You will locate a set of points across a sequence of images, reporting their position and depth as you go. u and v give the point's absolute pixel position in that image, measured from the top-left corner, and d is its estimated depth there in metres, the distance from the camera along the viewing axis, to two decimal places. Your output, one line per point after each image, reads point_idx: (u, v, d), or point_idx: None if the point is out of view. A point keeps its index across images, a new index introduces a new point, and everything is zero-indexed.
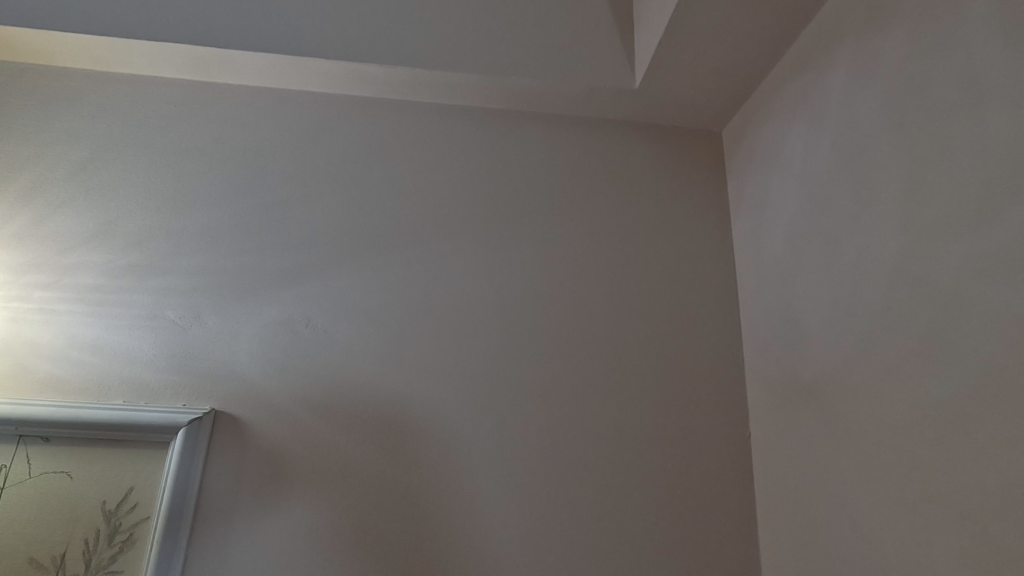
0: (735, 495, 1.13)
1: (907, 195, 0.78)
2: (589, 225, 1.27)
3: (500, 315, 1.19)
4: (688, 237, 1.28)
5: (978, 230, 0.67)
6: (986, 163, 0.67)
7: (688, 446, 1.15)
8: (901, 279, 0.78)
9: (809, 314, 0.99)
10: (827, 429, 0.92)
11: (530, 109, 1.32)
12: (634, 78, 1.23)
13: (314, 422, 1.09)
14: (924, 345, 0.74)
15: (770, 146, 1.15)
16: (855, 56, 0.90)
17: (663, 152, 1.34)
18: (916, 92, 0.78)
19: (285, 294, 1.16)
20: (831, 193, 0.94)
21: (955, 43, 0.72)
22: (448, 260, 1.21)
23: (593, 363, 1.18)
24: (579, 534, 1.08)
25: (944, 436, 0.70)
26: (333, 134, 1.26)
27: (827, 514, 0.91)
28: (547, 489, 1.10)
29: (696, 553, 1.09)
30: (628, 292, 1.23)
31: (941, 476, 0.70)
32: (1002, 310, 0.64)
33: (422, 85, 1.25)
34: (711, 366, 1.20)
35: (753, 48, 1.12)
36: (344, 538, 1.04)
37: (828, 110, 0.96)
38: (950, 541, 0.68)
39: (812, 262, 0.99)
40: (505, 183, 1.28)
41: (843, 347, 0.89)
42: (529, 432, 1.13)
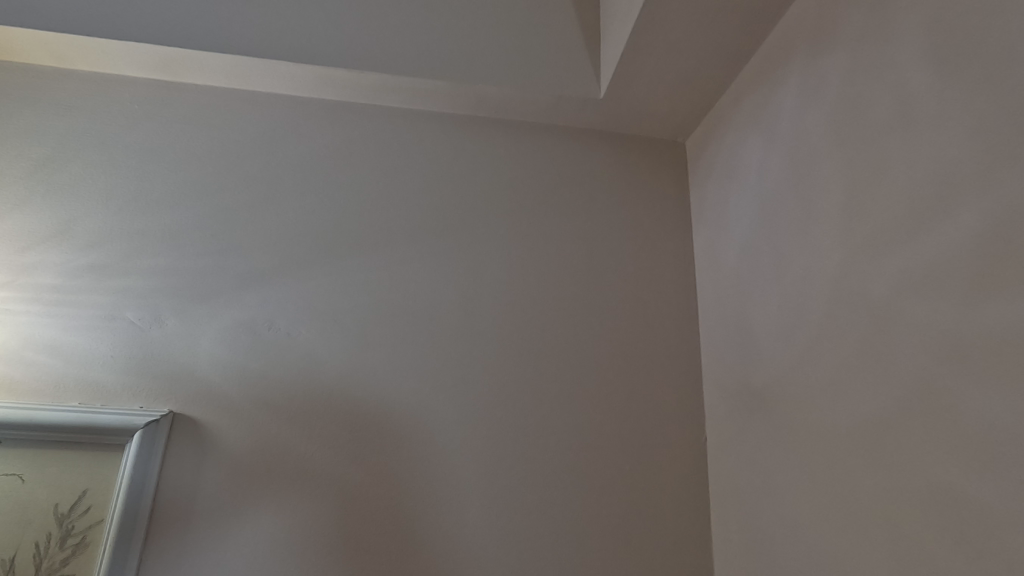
0: (689, 499, 1.16)
1: (847, 211, 0.81)
2: (554, 232, 1.29)
3: (463, 320, 1.21)
4: (651, 245, 1.31)
5: (908, 246, 0.71)
6: (914, 182, 0.71)
7: (646, 450, 1.18)
8: (841, 292, 0.82)
9: (761, 322, 1.02)
10: (774, 436, 0.95)
11: (499, 116, 1.34)
12: (598, 89, 1.26)
13: (273, 425, 1.09)
14: (860, 355, 0.77)
15: (728, 158, 1.18)
16: (805, 76, 0.94)
17: (628, 163, 1.37)
18: (856, 112, 0.81)
19: (247, 296, 1.16)
20: (781, 207, 0.98)
21: (890, 70, 0.76)
22: (411, 266, 1.22)
23: (553, 369, 1.20)
24: (538, 535, 1.10)
25: (876, 443, 0.73)
26: (302, 136, 1.26)
27: (774, 518, 0.94)
28: (506, 492, 1.12)
29: (652, 553, 1.12)
30: (591, 298, 1.26)
31: (872, 481, 0.73)
32: (925, 324, 0.68)
33: (391, 91, 1.26)
34: (670, 371, 1.23)
35: (711, 62, 1.15)
36: (305, 539, 1.04)
37: (780, 125, 1.00)
38: (881, 544, 0.71)
39: (763, 273, 1.02)
40: (472, 189, 1.29)
41: (789, 356, 0.92)
42: (491, 435, 1.14)
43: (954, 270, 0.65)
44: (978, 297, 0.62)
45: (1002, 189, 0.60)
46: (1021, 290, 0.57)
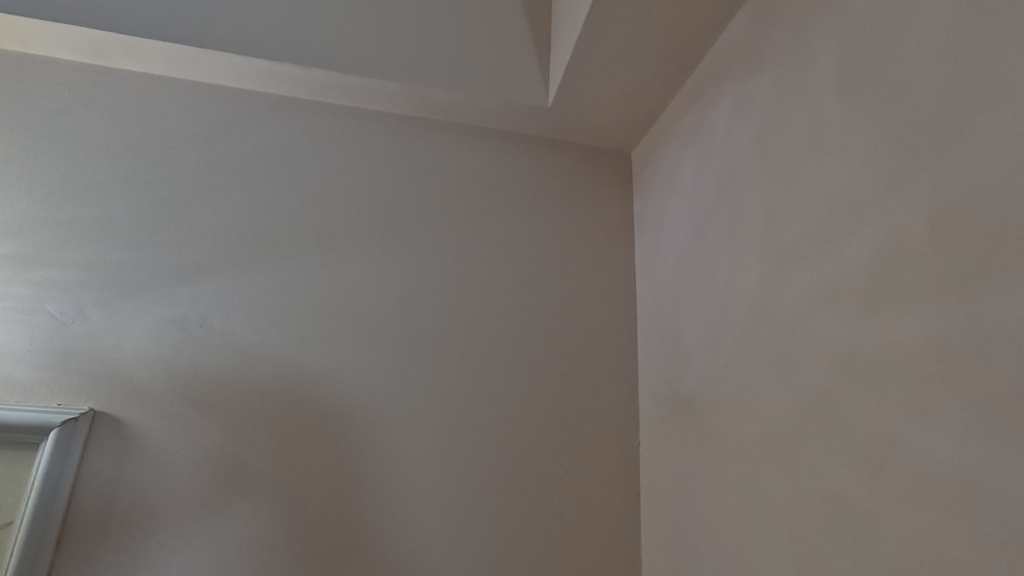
0: (622, 500, 1.19)
1: (766, 227, 0.86)
2: (500, 236, 1.30)
3: (404, 321, 1.20)
4: (595, 253, 1.34)
5: (816, 263, 0.75)
6: (822, 203, 0.75)
7: (581, 452, 1.20)
8: (758, 304, 0.86)
9: (690, 331, 1.06)
10: (698, 441, 0.99)
11: (449, 118, 1.34)
12: (545, 97, 1.28)
13: (201, 424, 1.07)
14: (772, 366, 0.81)
15: (668, 170, 1.22)
16: (736, 96, 0.98)
17: (574, 171, 1.39)
18: (777, 133, 0.85)
19: (179, 292, 1.13)
20: (712, 221, 1.02)
21: (806, 96, 0.80)
22: (354, 266, 1.22)
23: (493, 372, 1.21)
24: (471, 537, 1.11)
25: (783, 449, 0.77)
26: (245, 130, 1.24)
27: (695, 521, 0.97)
28: (441, 493, 1.12)
29: (582, 554, 1.14)
30: (533, 303, 1.27)
31: (777, 485, 0.77)
32: (826, 337, 0.72)
33: (339, 88, 1.25)
34: (608, 376, 1.26)
35: (654, 76, 1.19)
36: (231, 540, 1.02)
37: (713, 141, 1.04)
38: (783, 544, 0.75)
39: (695, 283, 1.06)
40: (418, 191, 1.30)
41: (713, 364, 0.96)
42: (429, 438, 1.15)
43: (851, 287, 0.69)
44: (870, 312, 0.66)
45: (893, 213, 0.64)
46: (904, 309, 0.61)
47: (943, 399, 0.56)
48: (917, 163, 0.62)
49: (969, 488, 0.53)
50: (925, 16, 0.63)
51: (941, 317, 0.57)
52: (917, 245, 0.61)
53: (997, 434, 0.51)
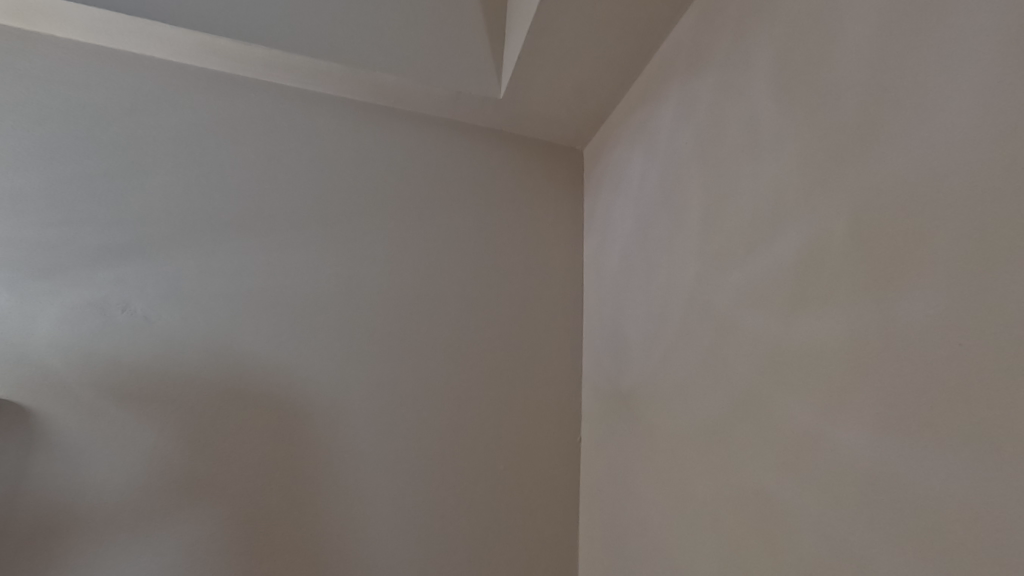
0: (561, 497, 1.19)
1: (704, 225, 0.86)
2: (448, 227, 1.28)
3: (345, 311, 1.17)
4: (543, 249, 1.34)
5: (748, 262, 0.76)
6: (754, 203, 0.76)
7: (521, 448, 1.19)
8: (693, 302, 0.87)
9: (631, 328, 1.06)
10: (634, 438, 0.99)
11: (400, 105, 1.32)
12: (497, 89, 1.27)
13: (119, 414, 1.00)
14: (704, 364, 0.82)
15: (617, 167, 1.22)
16: (680, 95, 0.99)
17: (526, 165, 1.40)
18: (716, 133, 0.86)
19: (99, 274, 1.06)
20: (655, 218, 1.02)
21: (742, 97, 0.82)
22: (293, 252, 1.17)
23: (435, 365, 1.19)
24: (406, 534, 1.08)
25: (710, 445, 0.78)
26: (180, 107, 1.18)
27: (630, 517, 0.98)
28: (376, 489, 1.09)
29: (519, 550, 1.13)
30: (479, 297, 1.26)
31: (704, 480, 0.78)
32: (753, 334, 0.73)
33: (283, 68, 1.21)
34: (551, 372, 1.26)
35: (604, 74, 1.19)
36: (148, 536, 0.97)
37: (658, 139, 1.05)
38: (707, 539, 0.76)
39: (636, 281, 1.07)
40: (365, 178, 1.26)
41: (650, 361, 0.97)
42: (365, 433, 1.11)
43: (778, 286, 0.70)
44: (793, 311, 0.67)
45: (819, 214, 0.65)
46: (824, 308, 0.63)
47: (855, 396, 0.57)
48: (840, 166, 0.63)
49: (877, 485, 0.54)
50: (851, 24, 0.65)
51: (856, 316, 0.58)
52: (838, 246, 0.62)
53: (901, 433, 0.52)
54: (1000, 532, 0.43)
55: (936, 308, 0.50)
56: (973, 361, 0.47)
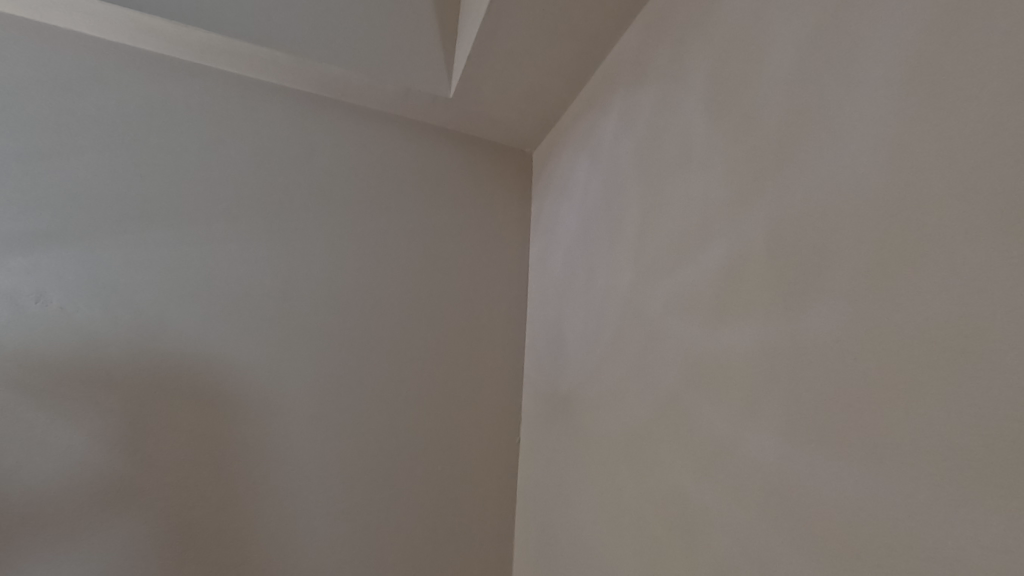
0: (497, 496, 1.20)
1: (640, 234, 0.89)
2: (393, 225, 1.27)
3: (282, 307, 1.14)
4: (489, 249, 1.35)
5: (677, 272, 0.78)
6: (685, 216, 0.79)
7: (460, 448, 1.19)
8: (627, 307, 0.89)
9: (570, 331, 1.08)
10: (569, 440, 1.01)
11: (349, 98, 1.30)
12: (447, 89, 1.27)
13: (29, 409, 0.94)
14: (634, 369, 0.84)
15: (563, 173, 1.24)
16: (623, 105, 1.01)
17: (476, 165, 1.40)
18: (653, 145, 0.89)
19: (11, 259, 0.99)
20: (596, 224, 1.04)
21: (677, 113, 0.85)
22: (229, 243, 1.13)
23: (376, 364, 1.17)
24: (338, 535, 1.07)
25: (636, 448, 0.80)
26: (110, 86, 1.12)
27: (561, 518, 0.99)
28: (308, 489, 1.07)
29: (453, 550, 1.13)
30: (423, 296, 1.25)
31: (629, 482, 0.81)
32: (678, 342, 0.76)
33: (224, 52, 1.17)
34: (493, 373, 1.26)
35: (552, 80, 1.21)
36: (58, 538, 0.91)
37: (601, 147, 1.07)
38: (629, 541, 0.78)
39: (577, 285, 1.08)
40: (308, 171, 1.24)
41: (587, 363, 0.99)
42: (300, 432, 1.09)
43: (702, 296, 0.73)
44: (716, 320, 0.70)
45: (740, 229, 0.68)
46: (740, 320, 0.66)
47: (765, 403, 0.60)
48: (760, 184, 0.66)
49: (777, 489, 0.57)
50: (773, 51, 0.68)
51: (767, 329, 0.61)
52: (755, 260, 0.65)
53: (802, 440, 0.55)
54: (887, 536, 0.46)
55: (836, 324, 0.53)
56: (861, 374, 0.50)
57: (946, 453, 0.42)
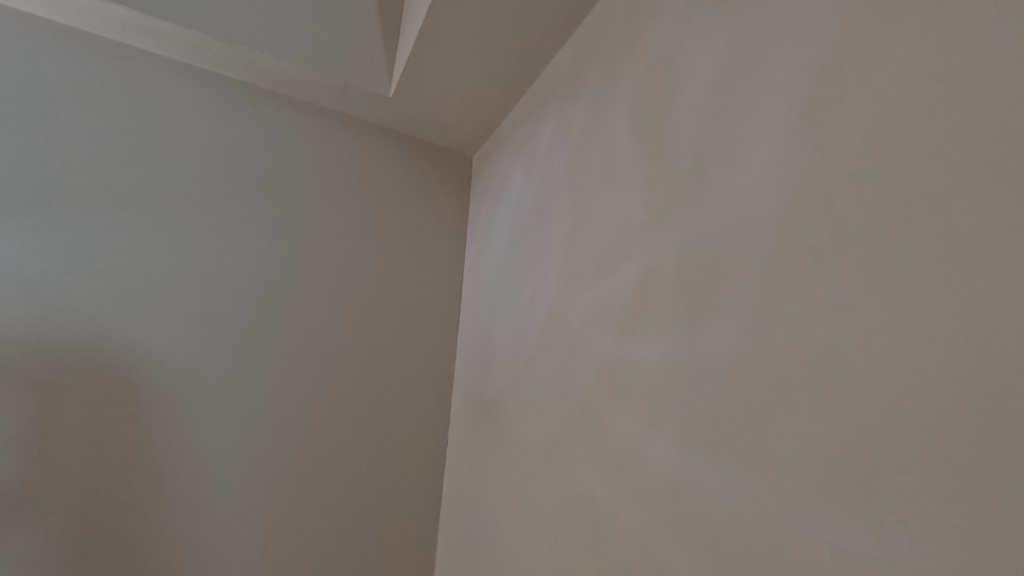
0: (422, 499, 1.19)
1: (568, 244, 0.91)
2: (325, 221, 1.24)
3: (202, 300, 1.09)
4: (424, 251, 1.34)
5: (599, 285, 0.81)
6: (609, 229, 0.82)
7: (386, 450, 1.17)
8: (553, 315, 0.91)
9: (500, 336, 1.09)
10: (495, 443, 1.02)
11: (285, 89, 1.27)
12: (387, 87, 1.26)
13: None
14: (556, 376, 0.86)
15: (500, 179, 1.25)
16: (558, 115, 1.04)
17: (414, 166, 1.40)
18: (583, 158, 0.92)
19: None
20: (528, 232, 1.06)
21: (604, 129, 0.88)
22: (146, 232, 1.08)
23: (301, 363, 1.14)
24: (253, 539, 1.02)
25: (555, 454, 0.82)
26: (18, 57, 1.05)
27: (483, 520, 1.00)
28: (223, 491, 1.02)
29: (374, 554, 1.11)
30: (353, 296, 1.22)
31: (547, 487, 0.82)
32: (596, 351, 0.78)
33: (150, 32, 1.12)
34: (423, 374, 1.26)
35: (492, 86, 1.22)
36: None
37: (537, 156, 1.09)
38: (544, 545, 0.80)
39: (509, 290, 1.10)
40: (237, 161, 1.19)
41: (514, 368, 1.00)
42: (216, 430, 1.04)
43: (620, 308, 0.75)
44: (628, 332, 0.73)
45: (656, 246, 0.71)
46: (651, 333, 0.69)
47: (667, 413, 0.63)
48: (673, 205, 0.70)
49: (675, 496, 0.60)
50: (688, 80, 0.72)
51: (673, 344, 0.65)
52: (667, 277, 0.68)
53: (697, 449, 0.58)
54: (768, 537, 0.49)
55: (731, 340, 0.57)
56: (743, 388, 0.54)
57: (818, 458, 0.46)
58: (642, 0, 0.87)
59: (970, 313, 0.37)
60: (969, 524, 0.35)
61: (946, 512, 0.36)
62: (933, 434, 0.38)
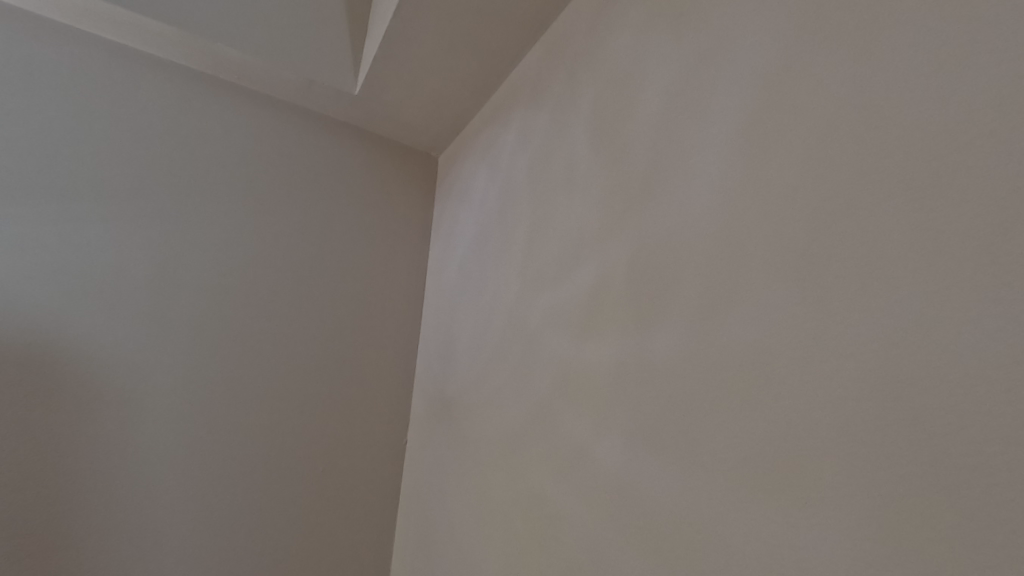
0: (380, 499, 1.19)
1: (527, 248, 0.93)
2: (287, 218, 1.23)
3: (157, 295, 1.07)
4: (388, 250, 1.34)
5: (556, 289, 0.83)
6: (567, 234, 0.84)
7: (344, 449, 1.17)
8: (512, 316, 0.93)
9: (461, 336, 1.10)
10: (453, 442, 1.03)
11: (249, 83, 1.26)
12: (354, 85, 1.26)
13: None
14: (513, 376, 0.88)
15: (465, 181, 1.26)
16: (522, 120, 1.06)
17: (380, 164, 1.40)
18: (544, 163, 0.94)
19: None
20: (490, 234, 1.08)
21: (565, 136, 0.91)
22: (99, 222, 1.05)
23: (259, 360, 1.12)
24: (204, 538, 1.00)
25: (510, 453, 0.84)
26: None
27: (440, 519, 1.01)
28: (174, 489, 1.00)
29: (330, 553, 1.11)
30: (314, 294, 1.22)
31: (501, 486, 0.84)
32: (551, 353, 0.80)
33: (109, 18, 1.10)
34: (384, 374, 1.26)
35: (459, 88, 1.23)
36: None
37: (500, 159, 1.10)
38: (497, 542, 0.82)
39: (470, 292, 1.11)
40: (197, 153, 1.17)
41: (474, 368, 1.01)
42: (169, 427, 1.02)
43: (575, 311, 0.78)
44: (582, 335, 0.75)
45: (610, 252, 0.74)
46: (603, 336, 0.71)
47: (615, 414, 0.66)
48: (626, 213, 0.73)
49: (620, 493, 0.62)
50: (644, 92, 0.76)
51: (623, 347, 0.67)
52: (619, 282, 0.71)
53: (641, 449, 0.61)
54: (706, 534, 0.51)
55: (673, 346, 0.60)
56: (685, 390, 0.58)
57: (749, 457, 0.49)
58: (603, 13, 0.90)
59: (892, 329, 0.41)
60: (888, 521, 0.38)
61: (867, 510, 0.40)
62: (859, 439, 0.41)
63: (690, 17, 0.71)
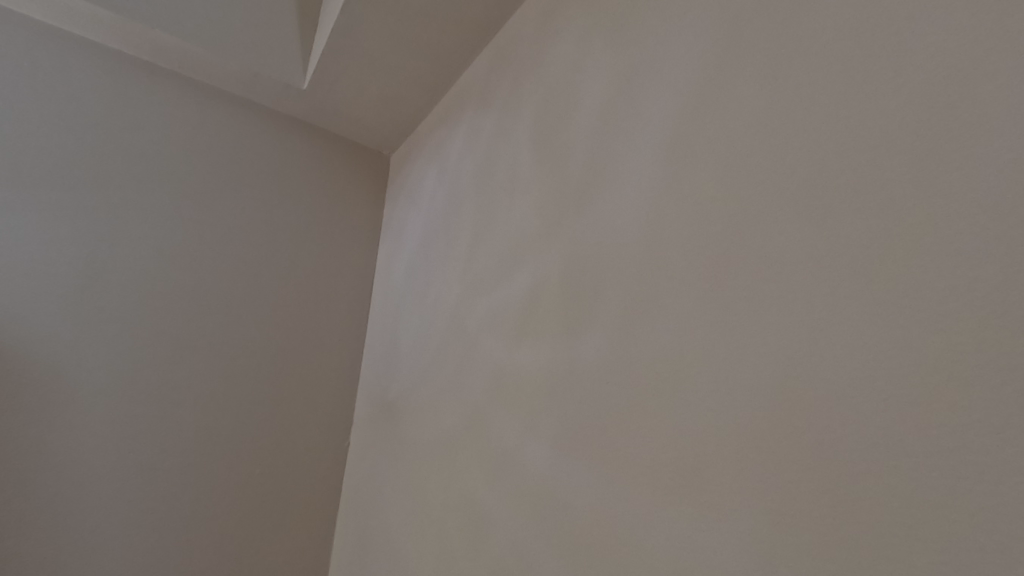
0: (319, 502, 1.16)
1: (469, 250, 0.94)
2: (229, 212, 1.20)
3: (84, 287, 1.02)
4: (334, 249, 1.32)
5: (495, 292, 0.83)
6: (507, 238, 0.85)
7: (282, 451, 1.14)
8: (453, 318, 0.93)
9: (405, 337, 1.10)
10: (394, 444, 1.02)
11: (192, 72, 1.22)
12: (302, 80, 1.24)
13: None
14: (452, 377, 0.88)
15: (415, 181, 1.25)
16: (470, 122, 1.06)
17: (329, 162, 1.38)
18: (488, 167, 0.95)
19: None
20: (436, 235, 1.08)
21: (509, 140, 0.92)
22: (24, 209, 1.00)
23: (194, 359, 1.09)
24: (129, 542, 0.96)
25: (447, 455, 0.84)
26: None
27: (378, 522, 0.99)
28: (98, 491, 0.95)
29: (264, 557, 1.07)
30: (256, 291, 1.19)
31: (437, 488, 0.84)
32: (489, 355, 0.81)
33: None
34: (327, 374, 1.24)
35: (409, 87, 1.22)
36: None
37: (448, 160, 1.10)
38: (431, 545, 0.81)
39: (416, 293, 1.10)
40: (134, 142, 1.13)
41: (416, 369, 1.01)
42: (95, 425, 0.97)
43: (511, 314, 0.78)
44: (516, 338, 0.76)
45: (545, 258, 0.75)
46: (536, 341, 0.72)
47: (543, 417, 0.67)
48: (562, 219, 0.74)
49: (547, 496, 0.63)
50: (582, 101, 0.77)
51: (554, 352, 0.68)
52: (553, 287, 0.72)
53: (567, 452, 0.62)
54: (623, 536, 0.52)
55: (598, 352, 0.62)
56: (608, 395, 0.59)
57: (661, 461, 0.51)
58: (548, 20, 0.91)
59: (792, 342, 0.43)
60: (791, 528, 0.40)
61: (770, 513, 0.41)
62: (757, 445, 0.43)
63: (626, 32, 0.73)
